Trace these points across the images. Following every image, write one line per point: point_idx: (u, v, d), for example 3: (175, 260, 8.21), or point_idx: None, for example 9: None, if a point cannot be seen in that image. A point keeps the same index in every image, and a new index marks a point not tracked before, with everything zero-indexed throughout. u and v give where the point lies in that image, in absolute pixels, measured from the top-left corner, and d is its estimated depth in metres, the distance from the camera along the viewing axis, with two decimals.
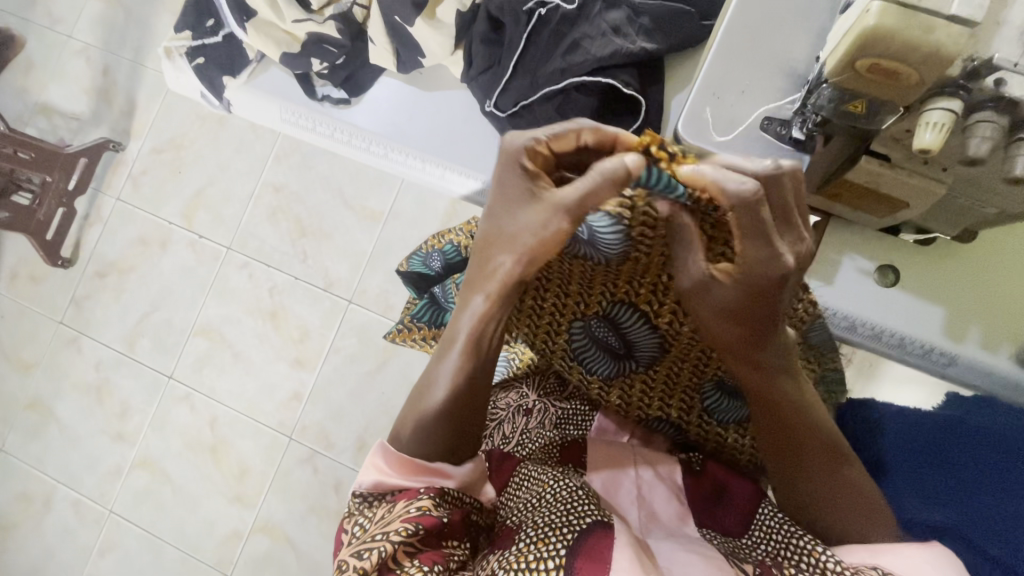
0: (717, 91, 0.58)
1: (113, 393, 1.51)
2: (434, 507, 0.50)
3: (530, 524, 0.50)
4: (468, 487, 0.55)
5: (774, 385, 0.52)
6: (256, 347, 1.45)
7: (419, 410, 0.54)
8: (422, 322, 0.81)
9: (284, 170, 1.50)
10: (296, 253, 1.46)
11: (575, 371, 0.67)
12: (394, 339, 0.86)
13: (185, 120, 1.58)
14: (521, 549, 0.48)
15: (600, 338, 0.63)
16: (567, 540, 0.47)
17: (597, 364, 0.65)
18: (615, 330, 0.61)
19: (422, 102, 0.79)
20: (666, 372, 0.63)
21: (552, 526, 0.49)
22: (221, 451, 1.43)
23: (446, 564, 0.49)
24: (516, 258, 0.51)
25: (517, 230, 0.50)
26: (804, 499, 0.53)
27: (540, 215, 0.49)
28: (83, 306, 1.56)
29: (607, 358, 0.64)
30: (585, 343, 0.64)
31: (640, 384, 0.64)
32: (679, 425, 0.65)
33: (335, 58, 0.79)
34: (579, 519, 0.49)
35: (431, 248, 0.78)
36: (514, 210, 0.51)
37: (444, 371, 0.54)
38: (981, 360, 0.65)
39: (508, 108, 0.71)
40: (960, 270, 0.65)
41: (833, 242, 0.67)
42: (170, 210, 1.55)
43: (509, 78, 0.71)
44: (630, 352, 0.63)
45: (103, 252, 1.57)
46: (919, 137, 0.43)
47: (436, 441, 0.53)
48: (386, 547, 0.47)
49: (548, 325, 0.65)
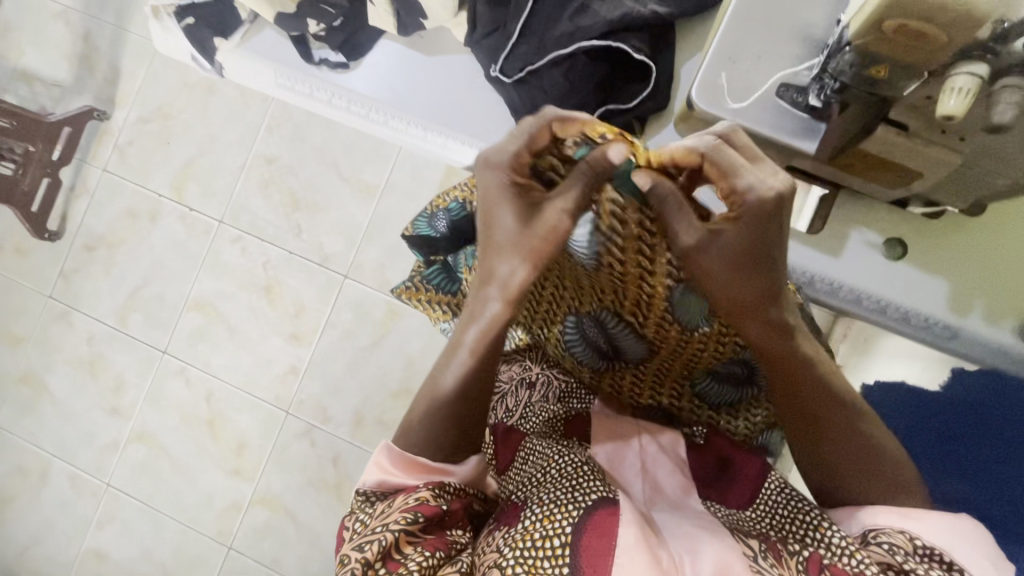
0: (733, 56, 0.56)
1: (107, 367, 1.50)
2: (433, 498, 0.50)
3: (535, 500, 0.50)
4: (472, 481, 0.56)
5: (801, 375, 0.50)
6: (250, 321, 1.44)
7: (432, 392, 0.55)
8: (429, 284, 0.80)
9: (277, 142, 1.46)
10: (290, 227, 1.44)
11: (566, 357, 0.67)
12: (400, 294, 0.86)
13: (173, 89, 1.52)
14: (526, 527, 0.48)
15: (589, 336, 0.62)
16: (572, 518, 0.48)
17: (585, 355, 0.65)
18: (604, 331, 0.61)
19: (424, 68, 0.76)
20: (655, 369, 0.64)
21: (556, 504, 0.49)
22: (218, 425, 1.43)
23: (448, 551, 0.49)
24: (525, 263, 0.50)
25: (521, 245, 0.50)
26: (819, 466, 0.53)
27: (542, 224, 0.49)
28: (73, 280, 1.53)
29: (596, 353, 0.64)
30: (576, 338, 0.63)
31: (632, 377, 0.66)
32: (671, 409, 0.67)
33: (333, 19, 0.75)
34: (584, 495, 0.49)
35: (436, 209, 0.76)
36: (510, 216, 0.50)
37: (445, 400, 0.54)
38: (983, 334, 0.64)
39: (514, 73, 0.68)
40: (966, 246, 0.65)
41: (840, 214, 0.66)
42: (159, 181, 1.51)
43: (516, 42, 0.68)
44: (619, 352, 0.63)
45: (91, 225, 1.53)
46: (942, 104, 0.42)
47: (445, 442, 0.54)
48: (387, 537, 0.47)
49: (545, 310, 0.64)
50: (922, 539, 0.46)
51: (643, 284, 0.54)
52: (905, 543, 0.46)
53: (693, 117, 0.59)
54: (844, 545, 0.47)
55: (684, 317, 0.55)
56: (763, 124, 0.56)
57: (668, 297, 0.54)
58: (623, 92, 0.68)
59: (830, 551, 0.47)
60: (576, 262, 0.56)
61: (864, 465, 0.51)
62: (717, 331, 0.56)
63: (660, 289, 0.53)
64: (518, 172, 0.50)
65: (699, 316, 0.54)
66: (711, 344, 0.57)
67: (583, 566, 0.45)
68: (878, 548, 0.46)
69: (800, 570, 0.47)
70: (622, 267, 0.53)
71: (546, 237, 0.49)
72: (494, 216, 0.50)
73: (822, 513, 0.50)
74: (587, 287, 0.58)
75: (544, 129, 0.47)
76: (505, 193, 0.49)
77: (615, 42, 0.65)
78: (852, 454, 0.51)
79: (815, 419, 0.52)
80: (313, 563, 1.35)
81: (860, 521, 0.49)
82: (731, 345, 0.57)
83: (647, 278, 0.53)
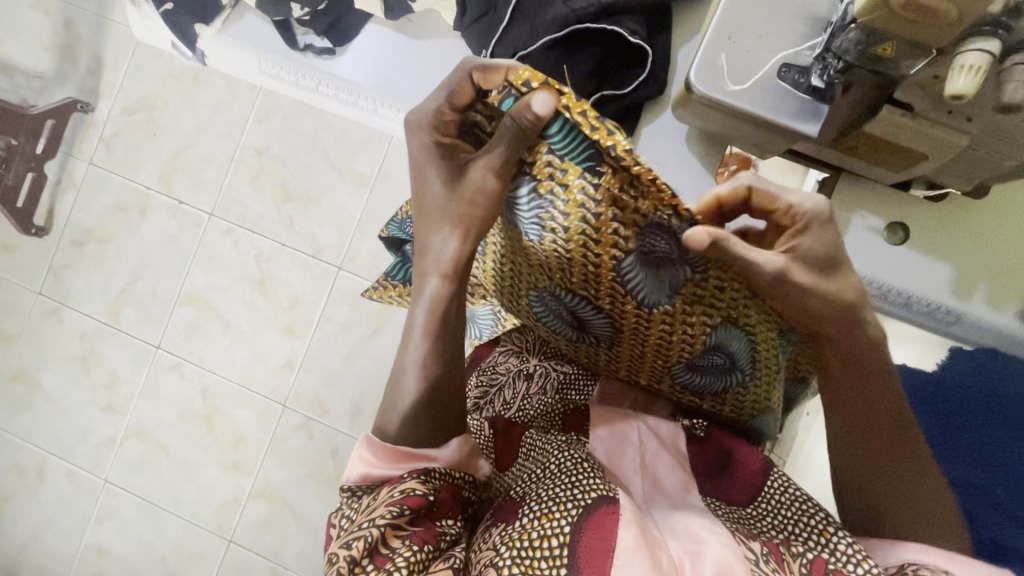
0: (733, 36, 0.54)
1: (100, 363, 1.48)
2: (420, 488, 0.49)
3: (534, 496, 0.50)
4: (458, 465, 0.55)
5: (875, 385, 0.52)
6: (244, 315, 1.42)
7: (392, 406, 0.56)
8: (396, 280, 0.79)
9: (266, 131, 1.43)
10: (281, 219, 1.42)
11: (543, 328, 0.66)
12: (371, 296, 0.84)
13: (158, 78, 1.49)
14: (524, 524, 0.47)
15: (554, 307, 0.59)
16: (571, 516, 0.47)
17: (558, 326, 0.63)
18: (568, 310, 0.57)
19: (412, 53, 0.73)
20: (625, 349, 0.60)
21: (555, 501, 0.48)
22: (214, 420, 1.42)
23: (437, 544, 0.48)
24: (457, 237, 0.54)
25: (450, 211, 0.53)
26: (871, 481, 0.54)
27: (469, 185, 0.50)
28: (62, 276, 1.50)
29: (568, 328, 0.61)
30: (546, 312, 0.61)
31: (605, 355, 0.63)
32: (650, 386, 0.65)
33: (317, 2, 0.72)
34: (584, 492, 0.49)
35: (406, 214, 0.73)
36: (438, 181, 0.53)
37: (407, 387, 0.55)
38: (987, 317, 0.63)
39: (505, 58, 0.66)
40: (970, 230, 0.63)
41: (842, 198, 0.65)
42: (146, 174, 1.48)
43: (508, 25, 0.66)
44: (587, 328, 0.59)
45: (79, 220, 1.50)
46: (951, 82, 0.40)
47: (419, 429, 0.54)
48: (373, 533, 0.46)
49: (511, 286, 0.63)
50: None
51: (588, 258, 0.48)
52: None
53: (691, 101, 0.57)
54: (849, 553, 0.47)
55: (635, 289, 0.49)
56: (765, 105, 0.54)
57: (617, 268, 0.48)
58: (618, 76, 0.65)
59: (836, 558, 0.47)
60: (524, 237, 0.52)
61: (908, 498, 0.52)
62: (675, 304, 0.50)
63: (606, 259, 0.47)
64: (443, 131, 0.51)
65: (654, 289, 0.49)
66: (671, 320, 0.51)
67: (582, 566, 0.44)
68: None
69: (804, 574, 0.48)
70: (567, 237, 0.47)
71: (467, 204, 0.51)
72: (425, 182, 0.54)
73: (830, 517, 0.50)
74: (537, 261, 0.53)
75: (464, 81, 0.45)
76: (433, 153, 0.52)
77: (609, 25, 0.63)
78: (904, 480, 0.53)
79: (884, 431, 0.53)
80: (314, 556, 1.35)
81: (899, 555, 0.49)
82: (695, 322, 0.51)
83: (590, 250, 0.47)
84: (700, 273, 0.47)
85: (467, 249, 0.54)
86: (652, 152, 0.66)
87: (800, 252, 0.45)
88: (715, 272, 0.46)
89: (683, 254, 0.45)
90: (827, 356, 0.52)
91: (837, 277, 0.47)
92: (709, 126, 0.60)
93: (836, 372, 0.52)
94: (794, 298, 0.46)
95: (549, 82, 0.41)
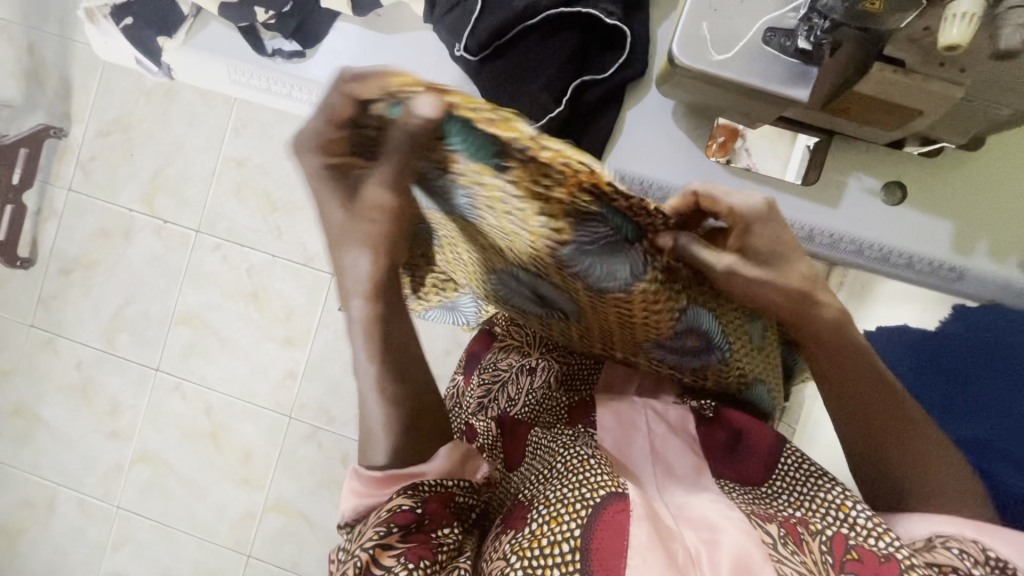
0: (714, 4, 0.52)
1: (100, 391, 1.46)
2: (408, 503, 0.49)
3: (541, 499, 0.49)
4: (451, 473, 0.53)
5: (851, 367, 0.51)
6: (241, 330, 1.41)
7: (367, 452, 0.53)
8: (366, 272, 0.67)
9: (245, 142, 1.41)
10: (269, 229, 1.39)
11: (525, 313, 0.64)
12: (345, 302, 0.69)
13: (129, 97, 1.46)
14: (533, 531, 0.46)
15: (515, 287, 0.57)
16: (580, 518, 0.46)
17: (531, 306, 0.60)
18: (533, 290, 0.55)
19: (384, 48, 0.70)
20: (595, 327, 0.57)
21: (563, 503, 0.47)
22: (221, 438, 1.41)
23: (434, 558, 0.47)
24: (368, 254, 0.47)
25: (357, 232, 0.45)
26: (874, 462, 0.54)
27: (373, 203, 0.43)
28: (52, 306, 1.48)
29: (537, 306, 0.59)
30: (514, 293, 0.59)
31: (579, 331, 0.60)
32: (635, 363, 0.62)
33: (281, 5, 0.69)
34: (592, 492, 0.47)
35: None
36: (334, 206, 0.44)
37: (373, 419, 0.53)
38: (990, 271, 0.62)
39: (478, 50, 0.62)
40: (971, 184, 0.62)
41: (836, 163, 0.64)
42: (127, 195, 1.45)
43: (478, 19, 0.61)
44: (552, 305, 0.56)
45: (63, 248, 1.48)
46: (944, 34, 0.39)
47: (399, 451, 0.53)
48: (362, 557, 0.46)
49: (476, 272, 0.59)
50: (995, 552, 0.47)
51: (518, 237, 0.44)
52: (977, 553, 0.47)
53: (674, 75, 0.55)
54: (870, 526, 0.47)
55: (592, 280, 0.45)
56: (752, 74, 0.52)
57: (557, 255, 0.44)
58: (596, 60, 0.63)
59: (858, 534, 0.46)
60: (465, 220, 0.48)
61: (912, 455, 0.52)
62: (634, 292, 0.45)
63: (543, 245, 0.44)
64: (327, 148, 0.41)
65: (608, 275, 0.44)
66: (630, 306, 0.46)
67: (595, 566, 0.44)
68: (947, 552, 0.46)
69: (824, 551, 0.47)
70: (499, 223, 0.44)
71: (374, 221, 0.44)
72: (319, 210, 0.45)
73: (847, 492, 0.50)
74: (492, 247, 0.51)
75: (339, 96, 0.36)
76: (321, 177, 0.42)
77: (583, 8, 0.60)
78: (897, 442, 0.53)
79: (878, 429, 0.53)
80: None
81: (924, 527, 0.49)
82: (659, 307, 0.46)
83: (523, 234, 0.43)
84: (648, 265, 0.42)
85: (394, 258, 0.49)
86: (634, 137, 0.64)
87: (748, 250, 0.44)
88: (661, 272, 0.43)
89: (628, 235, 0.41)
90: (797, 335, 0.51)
91: (785, 267, 0.45)
92: (695, 98, 0.58)
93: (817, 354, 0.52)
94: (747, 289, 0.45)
95: (433, 83, 0.34)
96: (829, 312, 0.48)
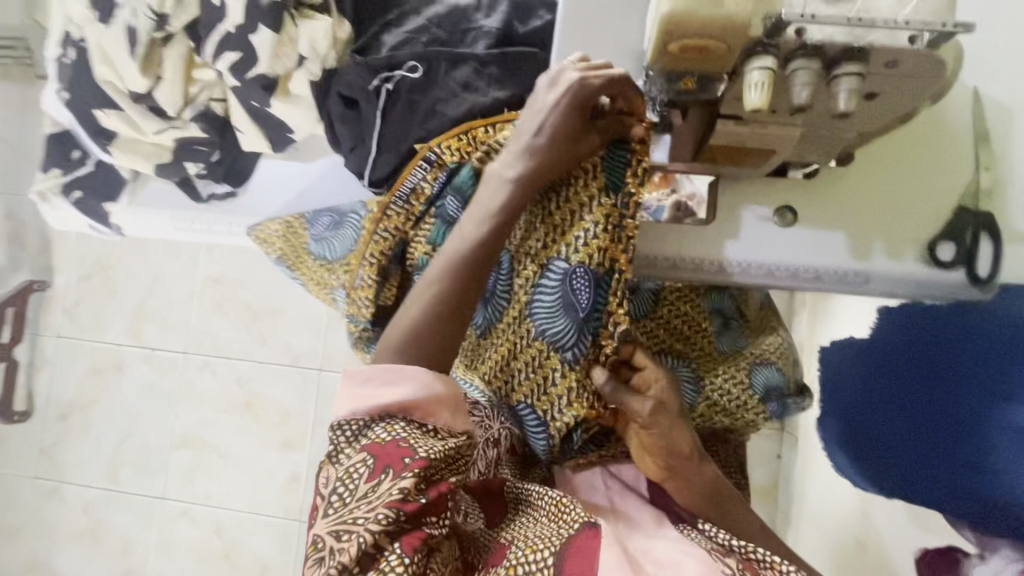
0: None
1: (109, 530, 1.46)
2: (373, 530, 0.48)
3: (520, 538, 0.53)
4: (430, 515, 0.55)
5: (729, 512, 0.59)
6: (240, 442, 1.45)
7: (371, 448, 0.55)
8: (367, 299, 0.76)
9: (218, 261, 1.51)
10: (253, 338, 1.48)
11: (513, 398, 0.63)
12: (369, 301, 0.76)
13: (106, 241, 1.56)
14: (512, 564, 0.50)
15: (545, 319, 0.59)
16: (553, 548, 0.49)
17: (524, 407, 0.63)
18: (547, 324, 0.59)
19: (313, 169, 0.97)
20: (556, 411, 0.60)
21: (541, 539, 0.51)
22: (235, 555, 1.41)
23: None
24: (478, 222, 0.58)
25: (584, 111, 0.54)
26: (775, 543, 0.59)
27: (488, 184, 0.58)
28: (54, 453, 1.51)
29: (528, 402, 0.62)
30: (526, 354, 0.61)
31: (550, 396, 0.60)
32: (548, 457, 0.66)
33: (207, 155, 0.95)
34: (569, 526, 0.52)
35: (383, 244, 0.74)
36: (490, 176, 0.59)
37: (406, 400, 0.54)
38: (894, 270, 0.63)
39: (380, 181, 0.80)
40: (853, 193, 0.64)
41: (727, 200, 0.66)
42: (115, 331, 1.53)
43: (376, 153, 0.79)
44: (520, 403, 0.63)
45: (59, 394, 1.53)
46: (747, 98, 0.44)
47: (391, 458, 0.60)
48: None
49: (513, 343, 0.62)
50: None
51: (489, 313, 0.64)
52: None
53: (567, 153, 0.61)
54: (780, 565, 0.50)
55: (532, 298, 0.60)
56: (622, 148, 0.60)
57: (539, 298, 0.59)
58: None
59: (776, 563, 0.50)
60: (549, 258, 0.59)
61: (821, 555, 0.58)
62: (577, 355, 0.58)
63: (553, 252, 0.59)
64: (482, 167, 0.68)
65: (557, 326, 0.58)
66: (576, 379, 0.59)
67: None
68: None
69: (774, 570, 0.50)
70: (535, 259, 0.60)
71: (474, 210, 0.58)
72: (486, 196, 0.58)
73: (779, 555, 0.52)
74: (541, 265, 0.60)
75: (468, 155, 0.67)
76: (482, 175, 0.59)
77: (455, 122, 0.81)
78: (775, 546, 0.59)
79: (723, 509, 0.59)
80: None
81: None
82: (583, 397, 0.59)
83: (540, 241, 0.60)
84: (589, 337, 0.58)
85: (484, 227, 0.57)
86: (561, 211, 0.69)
87: (661, 403, 0.58)
88: (584, 386, 0.59)
89: (579, 325, 0.57)
90: (700, 495, 0.58)
91: (676, 423, 0.59)
92: None
93: (707, 511, 0.58)
94: (664, 435, 0.58)
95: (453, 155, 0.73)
96: (699, 465, 0.58)
